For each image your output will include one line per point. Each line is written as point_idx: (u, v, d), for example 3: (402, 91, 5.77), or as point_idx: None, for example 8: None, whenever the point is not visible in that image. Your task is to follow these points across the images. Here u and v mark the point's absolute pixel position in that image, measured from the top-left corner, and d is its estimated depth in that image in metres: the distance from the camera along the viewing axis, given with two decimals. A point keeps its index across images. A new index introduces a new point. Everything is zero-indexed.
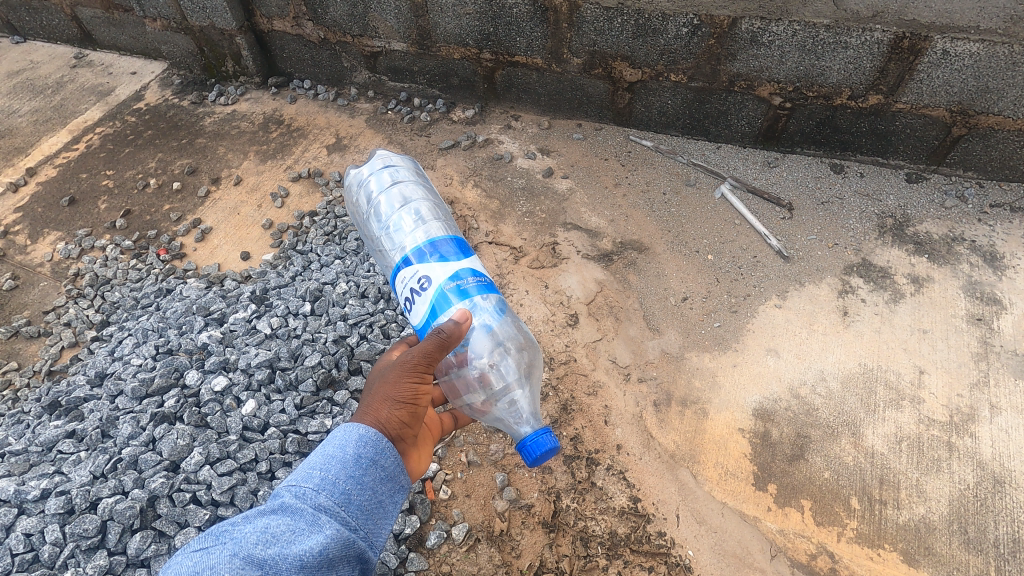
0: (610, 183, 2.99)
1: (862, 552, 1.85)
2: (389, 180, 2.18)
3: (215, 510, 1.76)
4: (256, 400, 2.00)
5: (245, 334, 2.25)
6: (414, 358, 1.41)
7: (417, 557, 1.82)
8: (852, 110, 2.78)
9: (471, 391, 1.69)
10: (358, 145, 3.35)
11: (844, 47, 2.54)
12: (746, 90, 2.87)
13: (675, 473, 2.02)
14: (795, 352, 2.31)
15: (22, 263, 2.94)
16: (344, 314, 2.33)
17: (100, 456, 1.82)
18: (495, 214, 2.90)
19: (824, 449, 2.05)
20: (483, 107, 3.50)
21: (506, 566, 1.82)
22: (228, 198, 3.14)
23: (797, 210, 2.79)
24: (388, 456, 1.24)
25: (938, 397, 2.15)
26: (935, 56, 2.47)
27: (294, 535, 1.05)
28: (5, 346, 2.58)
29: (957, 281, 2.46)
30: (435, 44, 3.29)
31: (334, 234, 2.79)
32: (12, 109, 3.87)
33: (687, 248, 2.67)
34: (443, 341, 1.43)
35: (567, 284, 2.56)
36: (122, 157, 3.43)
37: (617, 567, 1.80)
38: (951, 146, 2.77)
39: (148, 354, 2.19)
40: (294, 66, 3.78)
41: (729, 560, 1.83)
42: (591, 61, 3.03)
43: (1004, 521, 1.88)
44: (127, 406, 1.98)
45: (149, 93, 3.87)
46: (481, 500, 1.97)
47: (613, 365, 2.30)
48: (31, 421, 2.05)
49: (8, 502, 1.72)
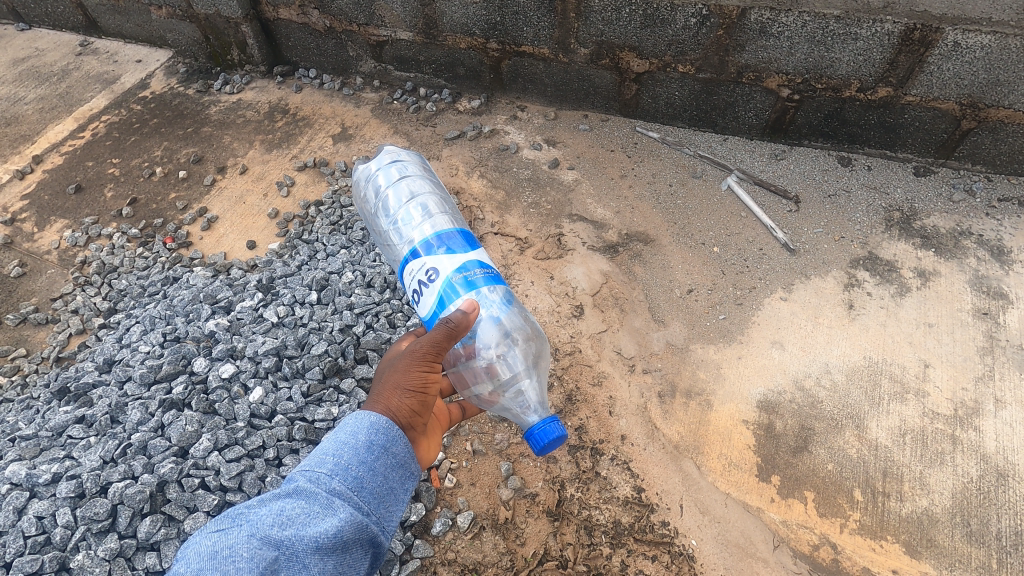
0: (616, 174, 2.98)
1: (864, 544, 1.86)
2: (396, 174, 2.17)
3: (224, 495, 1.78)
4: (263, 387, 2.01)
5: (252, 322, 2.27)
6: (423, 347, 1.41)
7: (423, 544, 1.84)
8: (861, 103, 2.76)
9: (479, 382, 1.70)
10: (363, 134, 3.35)
11: (855, 38, 2.52)
12: (754, 82, 2.85)
13: (679, 463, 2.03)
14: (800, 345, 2.31)
15: (29, 250, 2.96)
16: (350, 303, 2.33)
17: (110, 441, 1.83)
18: (500, 205, 2.90)
19: (828, 442, 2.06)
20: (489, 97, 3.49)
21: (511, 554, 1.84)
22: (234, 187, 3.14)
23: (803, 203, 2.78)
24: (399, 443, 1.25)
25: (942, 391, 2.15)
26: (946, 48, 2.45)
27: (309, 518, 1.07)
28: (14, 333, 2.60)
29: (963, 275, 2.46)
30: (442, 34, 3.28)
31: (340, 223, 2.79)
32: (18, 96, 3.87)
33: (693, 241, 2.67)
34: (451, 330, 1.42)
35: (572, 275, 2.57)
36: (128, 146, 3.43)
37: (620, 556, 1.82)
38: (961, 139, 2.75)
39: (156, 342, 2.21)
40: (299, 55, 3.76)
41: (732, 549, 1.84)
42: (598, 51, 3.01)
43: (1006, 514, 1.88)
44: (136, 392, 2.01)
45: (154, 81, 3.86)
46: (485, 489, 1.98)
47: (618, 356, 2.30)
48: (40, 406, 2.07)
49: (21, 485, 1.74)
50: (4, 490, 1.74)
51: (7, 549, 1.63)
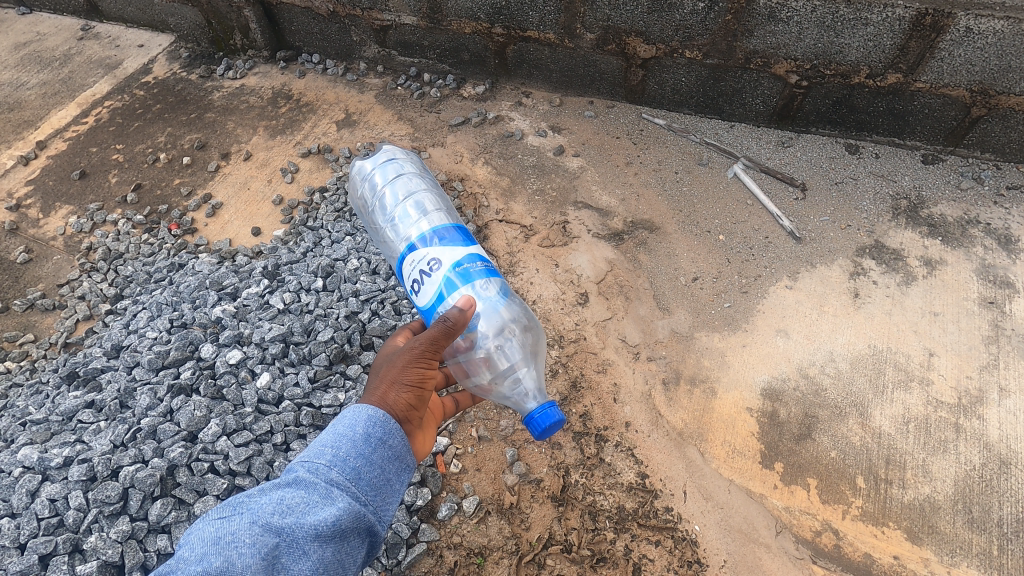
0: (622, 161, 2.97)
1: (866, 530, 1.88)
2: (394, 174, 2.16)
3: (233, 480, 1.79)
4: (270, 373, 2.03)
5: (258, 309, 2.28)
6: (420, 345, 1.41)
7: (428, 528, 1.86)
8: (870, 90, 2.74)
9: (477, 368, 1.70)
10: (367, 121, 3.33)
11: (865, 23, 2.50)
12: (762, 68, 2.82)
13: (682, 450, 2.04)
14: (804, 333, 2.31)
15: (35, 236, 2.96)
16: (356, 290, 2.35)
17: (120, 425, 1.85)
18: (506, 192, 2.89)
19: (831, 430, 2.07)
20: (494, 83, 3.45)
21: (516, 538, 1.86)
22: (239, 173, 3.14)
23: (810, 190, 2.76)
24: (396, 436, 1.24)
25: (947, 379, 2.16)
26: (958, 33, 2.42)
27: (308, 507, 1.08)
28: (21, 319, 2.61)
29: (970, 264, 2.45)
30: (446, 18, 3.24)
31: (344, 211, 2.79)
32: (20, 81, 3.84)
33: (698, 228, 2.66)
34: (449, 329, 1.41)
35: (577, 262, 2.56)
36: (132, 131, 3.42)
37: (624, 541, 1.84)
38: (970, 127, 2.73)
39: (163, 328, 2.23)
40: (303, 39, 3.73)
41: (735, 535, 1.86)
42: (605, 36, 2.98)
43: (1008, 502, 1.90)
44: (144, 377, 2.03)
45: (157, 66, 3.84)
46: (491, 474, 2.00)
47: (623, 344, 2.31)
48: (50, 390, 2.10)
49: (33, 469, 1.77)
50: (17, 474, 1.76)
51: (21, 530, 1.64)
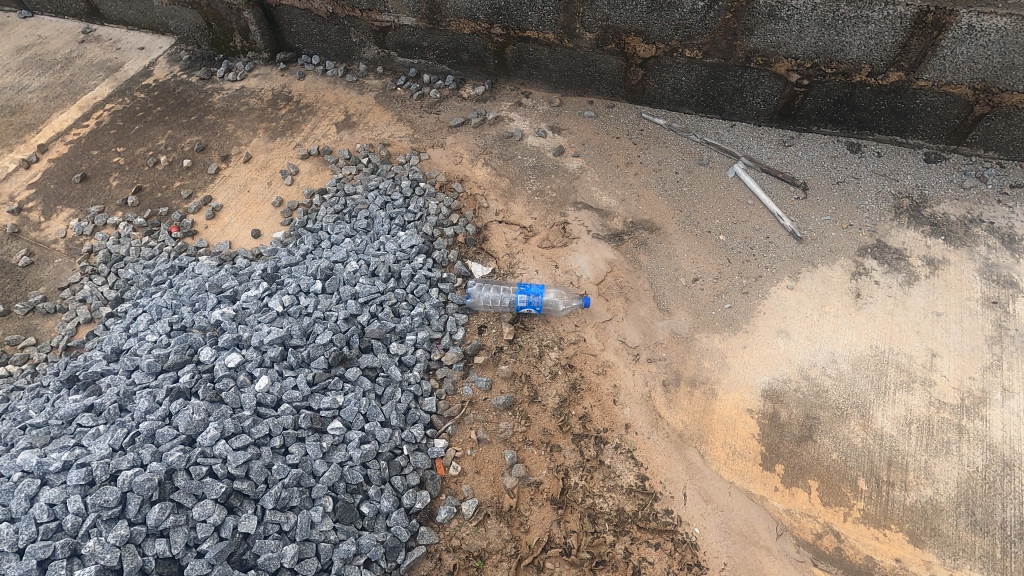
0: (622, 161, 2.95)
1: (868, 533, 1.86)
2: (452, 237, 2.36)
3: (231, 484, 1.78)
4: (269, 376, 2.04)
5: (258, 312, 2.29)
6: None
7: (428, 530, 1.87)
8: (871, 88, 2.72)
9: (497, 300, 2.43)
10: (367, 122, 3.32)
11: (866, 21, 2.49)
12: (762, 67, 2.81)
13: (682, 452, 2.03)
14: (805, 334, 2.29)
15: (37, 239, 2.97)
16: (355, 292, 2.36)
17: (119, 430, 1.85)
18: (505, 193, 2.88)
19: (833, 431, 2.06)
20: (494, 83, 3.44)
21: (515, 541, 1.86)
22: (239, 175, 3.14)
23: (811, 190, 2.74)
24: None
25: (949, 380, 2.14)
26: (960, 31, 2.41)
27: None
28: (23, 322, 2.62)
29: (973, 264, 2.43)
30: (445, 19, 3.24)
31: (344, 213, 2.79)
32: (22, 84, 3.85)
33: (699, 229, 2.65)
34: None
35: (577, 263, 2.56)
36: (133, 134, 3.43)
37: (624, 544, 1.84)
38: (973, 125, 2.71)
39: (163, 331, 2.24)
40: (302, 41, 3.72)
41: (734, 538, 1.85)
42: (605, 36, 2.97)
43: (1012, 504, 1.88)
44: (144, 380, 2.03)
45: (158, 68, 3.84)
46: (490, 476, 1.99)
47: (622, 345, 2.30)
48: (50, 394, 2.10)
49: (33, 473, 1.77)
50: (16, 478, 1.76)
51: (20, 535, 1.65)
